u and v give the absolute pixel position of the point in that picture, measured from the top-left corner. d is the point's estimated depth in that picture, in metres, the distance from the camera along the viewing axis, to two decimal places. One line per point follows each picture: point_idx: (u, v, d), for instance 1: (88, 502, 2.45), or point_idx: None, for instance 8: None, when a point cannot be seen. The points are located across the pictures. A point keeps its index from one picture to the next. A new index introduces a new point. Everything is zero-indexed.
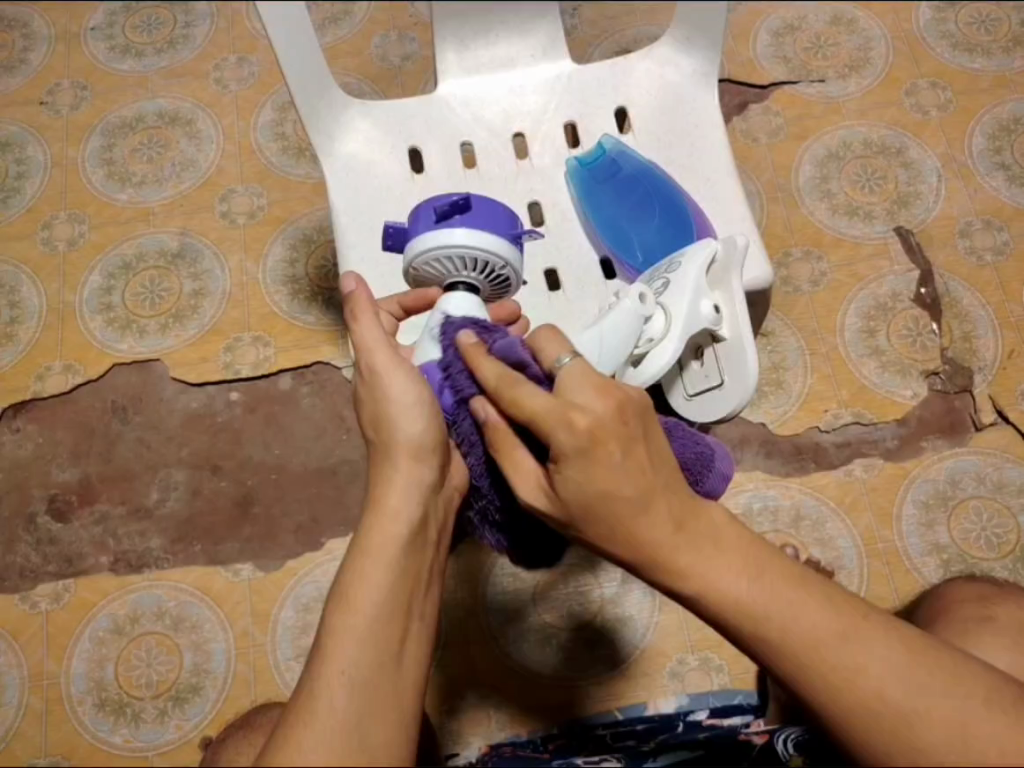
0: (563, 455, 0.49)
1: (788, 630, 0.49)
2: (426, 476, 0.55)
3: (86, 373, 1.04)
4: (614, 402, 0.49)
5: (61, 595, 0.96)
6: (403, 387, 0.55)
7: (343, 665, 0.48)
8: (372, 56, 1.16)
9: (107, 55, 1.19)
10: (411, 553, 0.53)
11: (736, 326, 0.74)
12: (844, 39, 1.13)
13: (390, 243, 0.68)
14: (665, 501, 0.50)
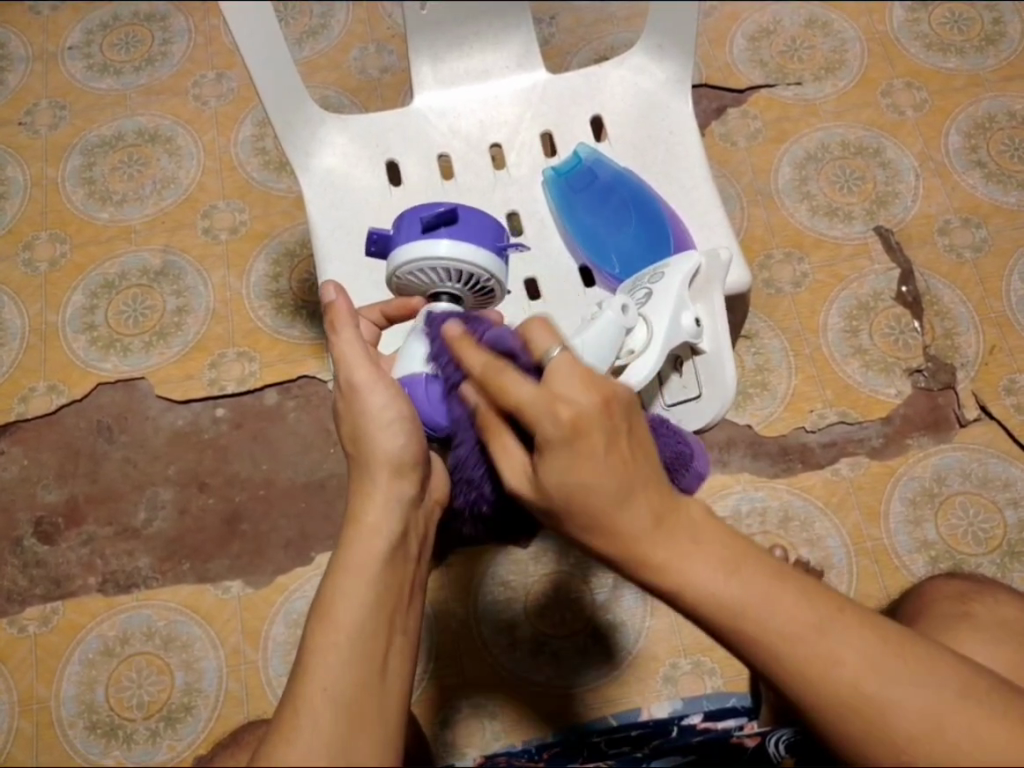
0: (549, 443, 0.49)
1: (773, 639, 0.46)
2: (406, 495, 0.56)
3: (71, 394, 1.04)
4: (598, 395, 0.48)
5: (50, 617, 0.96)
6: (384, 401, 0.57)
7: (324, 682, 0.47)
8: (351, 69, 1.16)
9: (85, 75, 1.19)
10: (392, 568, 0.53)
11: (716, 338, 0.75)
12: (819, 42, 1.14)
13: (373, 250, 0.69)
14: (644, 497, 0.48)
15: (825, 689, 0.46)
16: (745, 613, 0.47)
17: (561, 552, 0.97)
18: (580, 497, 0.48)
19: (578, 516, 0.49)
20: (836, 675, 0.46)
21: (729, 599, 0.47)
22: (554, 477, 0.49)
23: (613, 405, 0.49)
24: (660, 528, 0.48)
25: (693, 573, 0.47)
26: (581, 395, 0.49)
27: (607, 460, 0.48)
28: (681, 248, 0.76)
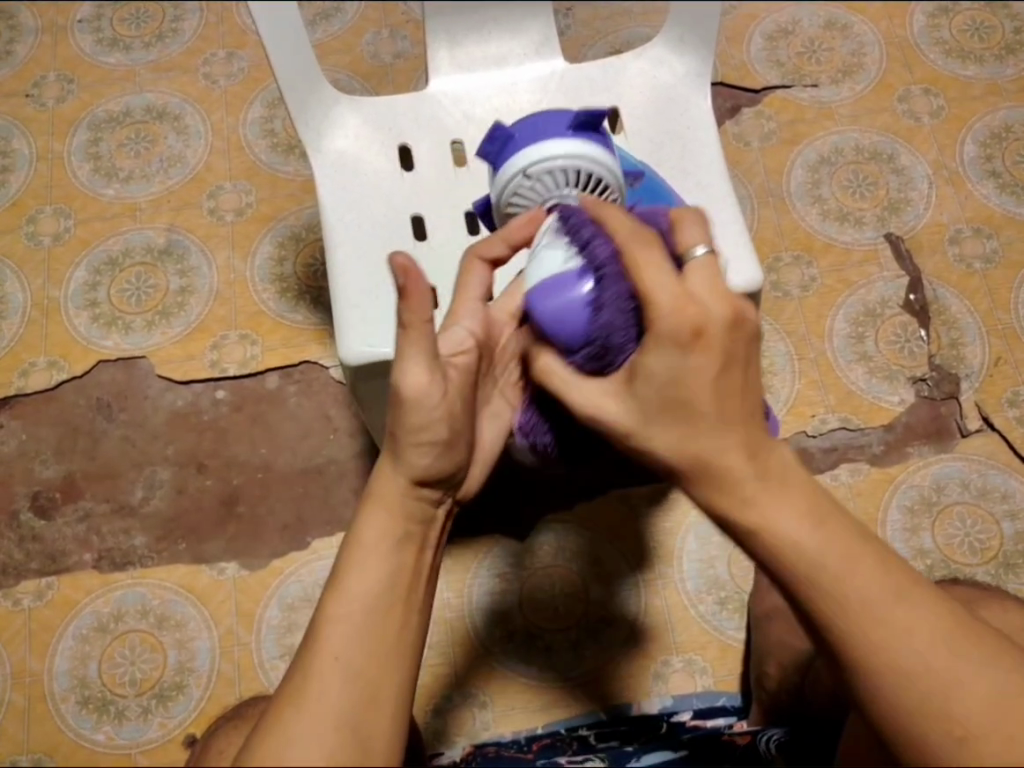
0: (654, 337, 0.49)
1: (841, 595, 0.47)
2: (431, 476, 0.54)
3: (72, 370, 1.04)
4: (728, 311, 0.48)
5: (44, 592, 0.96)
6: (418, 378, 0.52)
7: (336, 651, 0.48)
8: (364, 53, 1.15)
9: (94, 49, 1.18)
10: (403, 548, 0.52)
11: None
12: (837, 44, 1.13)
13: (494, 147, 0.70)
14: (743, 431, 0.49)
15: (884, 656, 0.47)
16: (822, 563, 0.47)
17: (560, 544, 0.98)
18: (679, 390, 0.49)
19: (675, 420, 0.50)
20: (898, 643, 0.47)
21: (811, 546, 0.48)
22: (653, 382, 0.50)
23: (739, 326, 0.49)
24: (756, 467, 0.49)
25: (777, 514, 0.48)
26: (714, 305, 0.48)
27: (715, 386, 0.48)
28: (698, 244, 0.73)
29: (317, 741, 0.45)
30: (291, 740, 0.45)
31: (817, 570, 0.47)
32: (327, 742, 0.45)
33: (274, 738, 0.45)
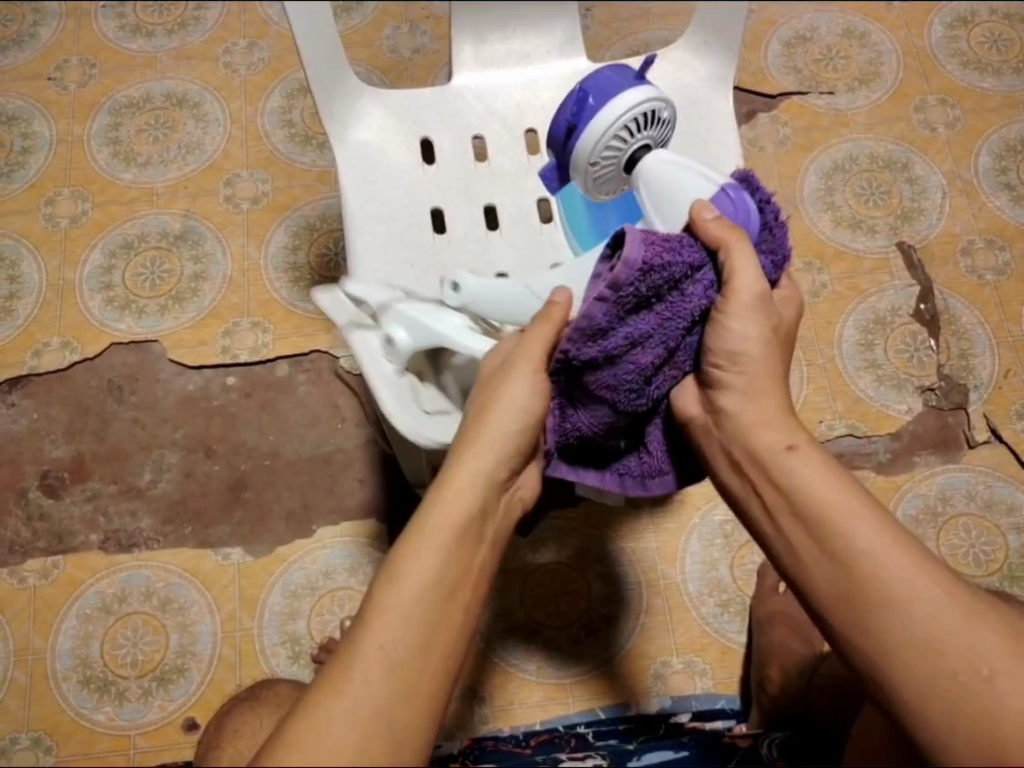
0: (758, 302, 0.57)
1: (851, 537, 0.53)
2: (499, 475, 0.55)
3: (84, 351, 1.04)
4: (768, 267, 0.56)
5: (50, 571, 0.96)
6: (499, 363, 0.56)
7: (384, 640, 0.48)
8: (383, 47, 1.16)
9: (116, 34, 1.18)
10: (462, 539, 0.53)
11: (424, 331, 0.64)
12: (855, 52, 1.14)
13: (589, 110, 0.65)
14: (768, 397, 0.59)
15: (886, 588, 0.51)
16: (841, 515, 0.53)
17: (563, 542, 0.98)
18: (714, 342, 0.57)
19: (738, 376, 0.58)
20: (903, 579, 0.51)
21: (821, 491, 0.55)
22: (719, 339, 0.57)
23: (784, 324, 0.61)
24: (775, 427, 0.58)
25: (805, 468, 0.56)
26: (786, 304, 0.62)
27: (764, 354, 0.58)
28: None
29: (355, 726, 0.45)
30: (329, 725, 0.45)
31: (826, 511, 0.54)
32: (361, 729, 0.45)
33: (311, 723, 0.45)
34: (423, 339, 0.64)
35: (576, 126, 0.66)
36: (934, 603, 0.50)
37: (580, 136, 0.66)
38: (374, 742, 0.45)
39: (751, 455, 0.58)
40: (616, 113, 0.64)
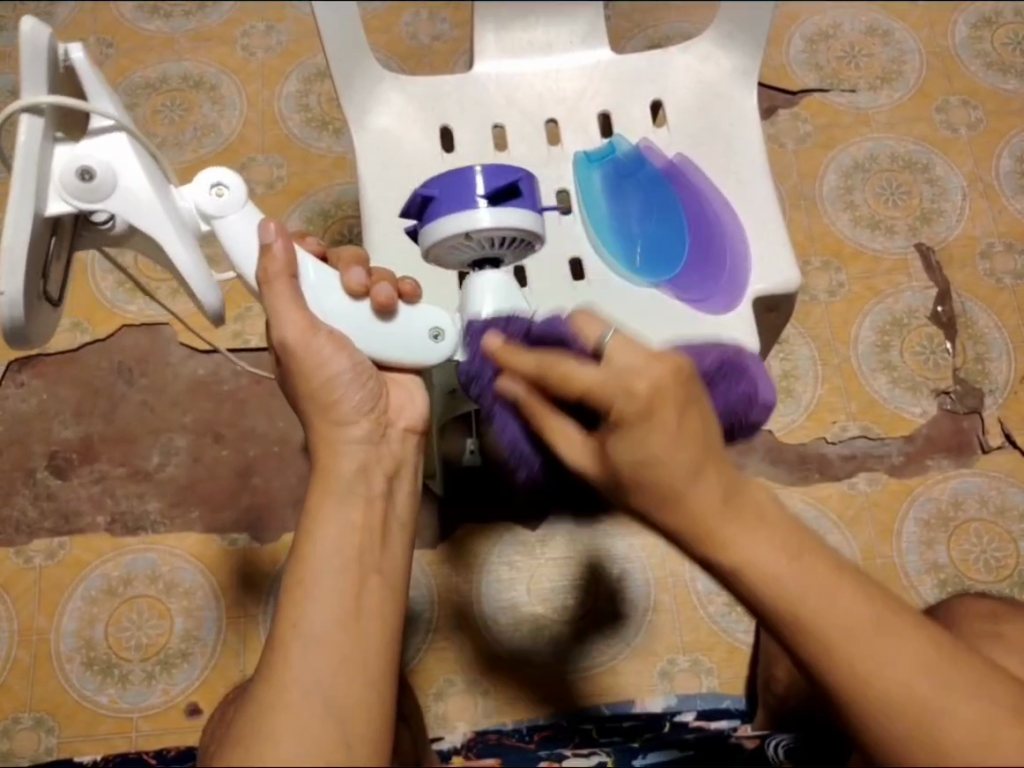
0: (625, 419, 0.50)
1: (890, 680, 0.46)
2: (351, 432, 0.59)
3: (95, 333, 1.04)
4: (669, 366, 0.49)
5: (56, 551, 0.96)
6: (291, 324, 0.58)
7: (297, 621, 0.48)
8: (403, 34, 1.15)
9: (134, 15, 1.18)
10: (353, 507, 0.54)
11: (131, 195, 0.56)
12: (878, 50, 1.13)
13: (447, 207, 0.61)
14: (715, 473, 0.49)
15: (953, 738, 0.46)
16: (801, 600, 0.47)
17: (571, 537, 0.98)
18: (648, 468, 0.49)
19: (644, 484, 0.50)
20: (959, 717, 0.46)
21: (856, 622, 0.47)
22: (623, 450, 0.50)
23: (684, 374, 0.49)
24: (794, 563, 0.47)
25: (755, 556, 0.48)
26: (652, 367, 0.49)
27: (679, 433, 0.48)
28: (729, 237, 0.74)
29: (287, 719, 0.45)
30: (267, 718, 0.45)
31: (868, 667, 0.46)
32: (298, 714, 0.45)
33: (251, 727, 0.45)
34: (124, 198, 0.56)
35: (445, 206, 0.61)
36: (987, 722, 0.46)
37: (444, 213, 0.61)
38: (316, 723, 0.45)
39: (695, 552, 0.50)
40: (484, 221, 0.60)
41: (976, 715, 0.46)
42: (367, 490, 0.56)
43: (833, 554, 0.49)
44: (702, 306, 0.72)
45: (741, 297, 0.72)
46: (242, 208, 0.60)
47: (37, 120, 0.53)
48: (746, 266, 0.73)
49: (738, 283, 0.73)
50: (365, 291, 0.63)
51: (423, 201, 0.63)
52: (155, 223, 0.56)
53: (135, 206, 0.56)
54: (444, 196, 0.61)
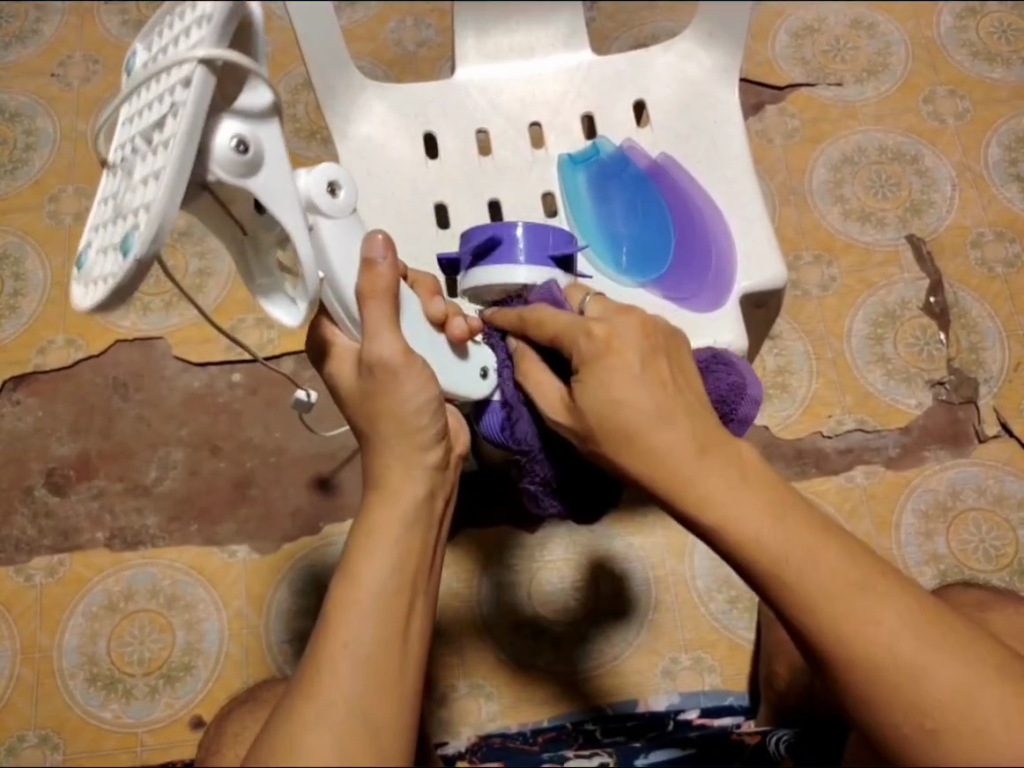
0: (585, 362, 0.53)
1: (874, 638, 0.46)
2: (429, 458, 0.57)
3: (89, 349, 1.04)
4: (635, 320, 0.53)
5: (56, 568, 0.96)
6: (387, 345, 0.55)
7: (347, 638, 0.48)
8: (388, 41, 1.15)
9: (119, 30, 1.18)
10: (415, 530, 0.54)
11: (276, 181, 0.50)
12: (864, 43, 1.13)
13: (493, 255, 0.63)
14: (688, 422, 0.50)
15: (939, 695, 0.46)
16: (783, 556, 0.47)
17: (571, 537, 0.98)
18: (617, 412, 0.51)
19: (613, 435, 0.52)
20: (943, 676, 0.46)
21: (836, 579, 0.47)
22: (590, 397, 0.52)
23: (650, 329, 0.53)
24: (774, 517, 0.48)
25: (736, 512, 0.48)
26: (622, 322, 0.53)
27: (643, 379, 0.51)
28: (714, 235, 0.74)
29: (331, 734, 0.45)
30: (305, 731, 0.45)
31: (851, 620, 0.46)
32: (340, 732, 0.45)
33: (290, 735, 0.45)
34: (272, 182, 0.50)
35: (495, 258, 0.62)
36: (974, 684, 0.46)
37: (490, 263, 0.63)
38: (351, 739, 0.45)
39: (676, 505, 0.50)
40: (521, 278, 0.62)
41: (961, 678, 0.46)
42: (429, 515, 0.56)
43: (816, 515, 0.49)
44: (688, 305, 0.72)
45: (727, 295, 0.73)
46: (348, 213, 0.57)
47: (208, 75, 0.44)
48: (731, 264, 0.73)
49: (724, 281, 0.73)
50: (442, 318, 0.62)
51: (473, 244, 0.63)
52: (288, 212, 0.50)
53: (273, 189, 0.50)
54: (495, 247, 0.63)
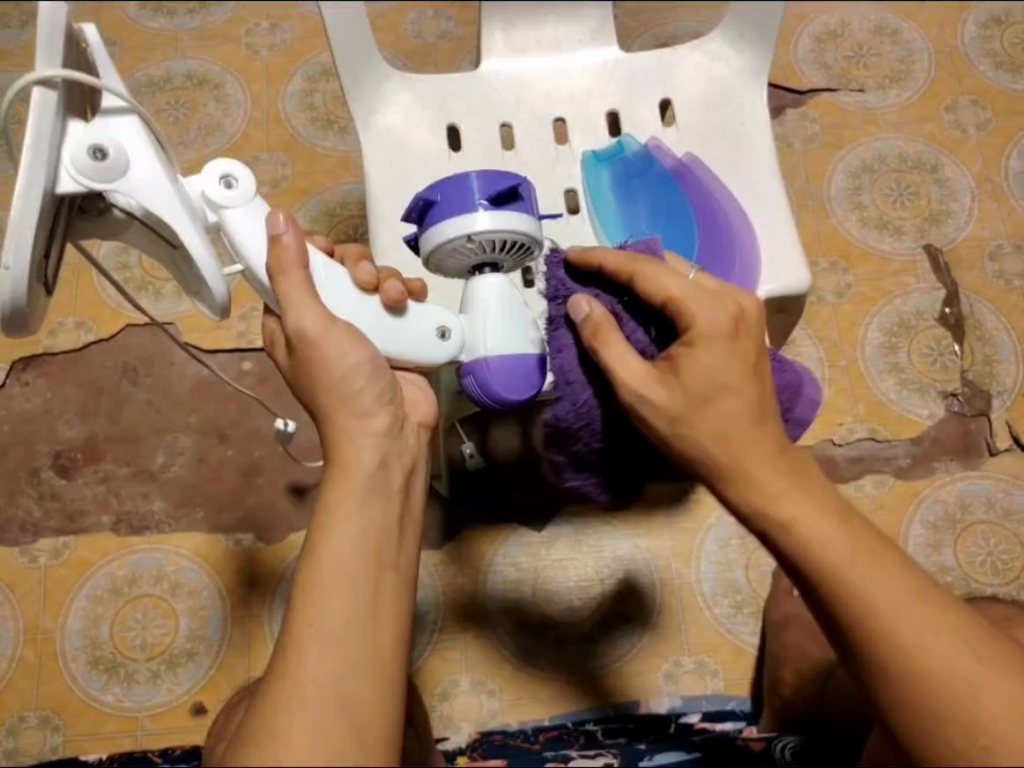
0: (695, 343, 0.55)
1: (928, 644, 0.48)
2: (373, 425, 0.57)
3: (99, 332, 1.04)
4: (733, 308, 0.55)
5: (61, 551, 0.96)
6: (305, 318, 0.57)
7: (313, 617, 0.48)
8: (408, 32, 1.15)
9: (138, 13, 1.17)
10: (373, 503, 0.53)
11: (152, 180, 0.53)
12: (886, 50, 1.12)
13: (441, 204, 0.60)
14: (770, 425, 0.54)
15: (991, 709, 0.47)
16: (842, 559, 0.49)
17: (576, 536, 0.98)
18: (712, 407, 0.53)
19: (700, 429, 0.54)
20: (995, 692, 0.47)
21: (894, 586, 0.49)
22: (684, 384, 0.54)
23: (749, 322, 0.56)
24: (841, 524, 0.51)
25: (805, 519, 0.51)
26: (722, 311, 0.55)
27: (740, 373, 0.54)
28: (739, 236, 0.73)
29: (303, 717, 0.44)
30: (278, 716, 0.45)
31: (909, 631, 0.48)
32: (314, 714, 0.44)
33: (266, 721, 0.45)
34: (144, 184, 0.53)
35: (449, 210, 0.60)
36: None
37: (446, 216, 0.60)
38: (326, 719, 0.44)
39: (747, 507, 0.52)
40: (480, 223, 0.59)
41: (1008, 697, 0.47)
42: (386, 484, 0.55)
43: (881, 536, 0.52)
44: None
45: (751, 296, 0.72)
46: (249, 199, 0.59)
47: (49, 94, 0.48)
48: (755, 266, 0.72)
49: (746, 283, 0.72)
50: (375, 285, 0.62)
51: (425, 201, 0.62)
52: (168, 207, 0.54)
53: (147, 189, 0.53)
54: (442, 197, 0.61)
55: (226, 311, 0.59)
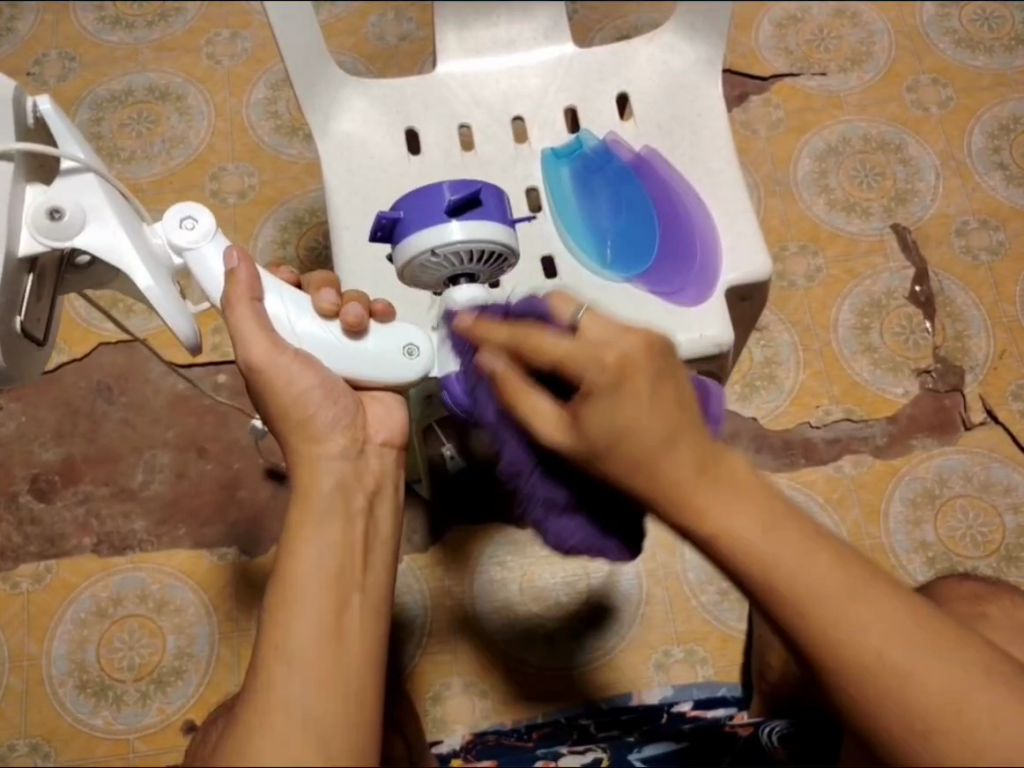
0: (594, 388, 0.48)
1: (867, 644, 0.43)
2: (322, 443, 0.58)
3: (72, 352, 1.03)
4: (641, 338, 0.48)
5: (43, 576, 0.95)
6: (254, 349, 0.58)
7: (281, 639, 0.46)
8: (369, 35, 1.14)
9: (96, 27, 1.16)
10: (337, 524, 0.52)
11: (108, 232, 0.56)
12: (846, 32, 1.13)
13: (406, 216, 0.61)
14: (689, 441, 0.46)
15: (925, 703, 0.43)
16: (776, 567, 0.44)
17: None
18: (624, 441, 0.47)
19: (620, 459, 0.47)
20: (936, 686, 0.43)
21: (829, 587, 0.44)
22: (598, 419, 0.48)
23: (656, 347, 0.48)
24: (769, 529, 0.45)
25: (735, 531, 0.45)
26: (624, 339, 0.48)
27: (652, 402, 0.46)
28: (700, 229, 0.73)
29: (273, 745, 0.43)
30: (252, 745, 0.43)
31: (848, 632, 0.43)
32: (284, 737, 0.43)
33: (239, 751, 0.43)
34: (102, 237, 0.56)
35: (418, 222, 0.61)
36: (964, 695, 0.43)
37: (417, 230, 0.61)
38: (301, 740, 0.43)
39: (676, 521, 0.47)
40: (455, 235, 0.60)
41: (953, 687, 0.43)
42: (347, 504, 0.55)
43: (813, 526, 0.46)
44: (676, 299, 0.71)
45: (713, 287, 0.72)
46: (210, 239, 0.61)
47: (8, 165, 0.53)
48: (717, 257, 0.72)
49: (710, 273, 0.72)
50: (336, 311, 0.63)
51: (393, 216, 0.62)
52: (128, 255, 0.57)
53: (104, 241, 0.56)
54: (408, 211, 0.61)
55: (197, 347, 0.61)
